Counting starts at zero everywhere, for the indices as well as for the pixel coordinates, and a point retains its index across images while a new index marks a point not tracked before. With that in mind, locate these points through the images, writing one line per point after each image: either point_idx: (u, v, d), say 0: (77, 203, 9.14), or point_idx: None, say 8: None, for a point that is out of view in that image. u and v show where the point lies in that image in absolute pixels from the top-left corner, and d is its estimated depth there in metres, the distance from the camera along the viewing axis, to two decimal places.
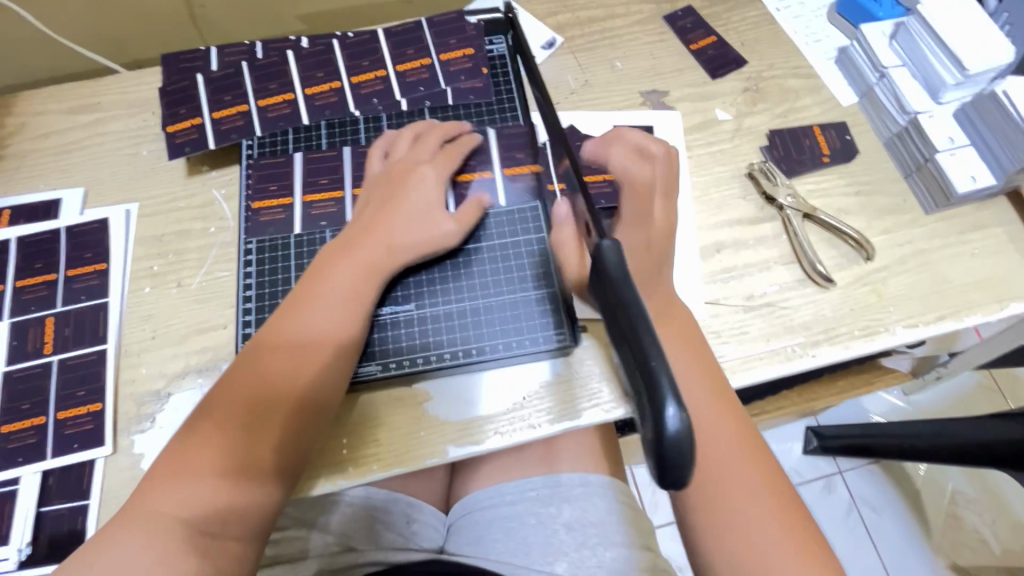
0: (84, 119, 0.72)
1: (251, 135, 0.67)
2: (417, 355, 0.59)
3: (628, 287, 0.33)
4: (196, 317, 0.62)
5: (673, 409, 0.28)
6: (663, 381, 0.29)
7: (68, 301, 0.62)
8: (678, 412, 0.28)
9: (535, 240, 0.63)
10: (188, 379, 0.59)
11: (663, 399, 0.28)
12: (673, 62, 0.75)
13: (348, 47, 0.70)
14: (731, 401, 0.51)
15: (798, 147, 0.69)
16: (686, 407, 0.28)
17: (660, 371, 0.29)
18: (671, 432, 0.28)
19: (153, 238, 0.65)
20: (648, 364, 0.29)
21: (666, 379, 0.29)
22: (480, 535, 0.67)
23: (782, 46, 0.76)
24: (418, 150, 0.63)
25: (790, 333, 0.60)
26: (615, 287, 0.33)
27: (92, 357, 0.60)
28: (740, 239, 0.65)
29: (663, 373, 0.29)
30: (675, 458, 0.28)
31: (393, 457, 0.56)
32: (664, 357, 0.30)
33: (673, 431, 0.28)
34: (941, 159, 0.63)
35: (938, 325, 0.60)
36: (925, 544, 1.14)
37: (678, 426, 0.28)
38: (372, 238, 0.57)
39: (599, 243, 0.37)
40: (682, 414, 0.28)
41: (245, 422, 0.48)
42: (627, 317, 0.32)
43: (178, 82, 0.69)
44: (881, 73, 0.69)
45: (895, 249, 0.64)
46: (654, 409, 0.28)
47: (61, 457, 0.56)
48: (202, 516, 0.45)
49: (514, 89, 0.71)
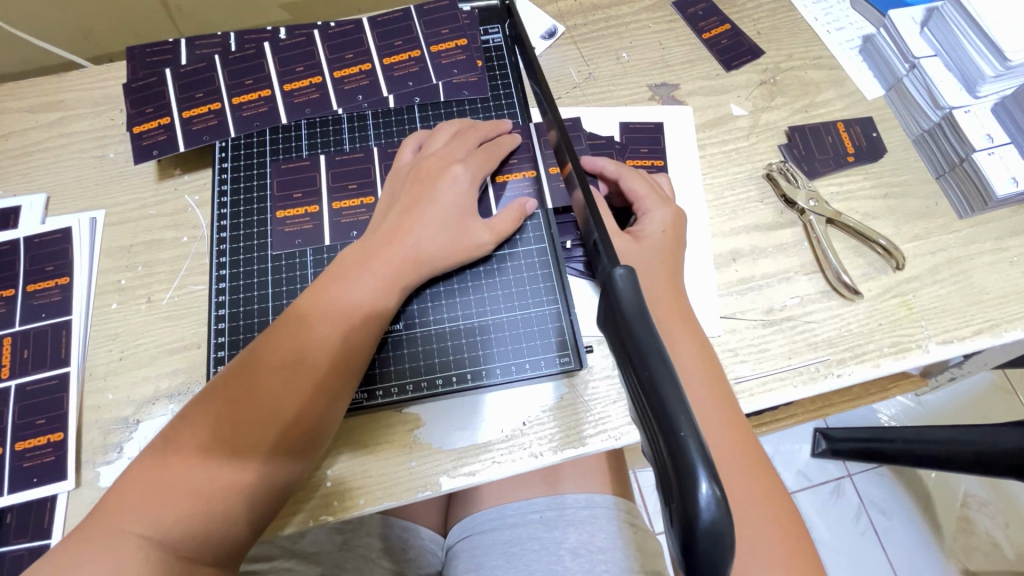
0: (48, 118, 0.66)
1: (225, 136, 0.61)
2: (406, 381, 0.54)
3: (646, 332, 0.31)
4: (168, 336, 0.57)
5: (706, 485, 0.26)
6: (693, 452, 0.26)
7: (27, 320, 0.57)
8: (713, 488, 0.26)
9: (535, 252, 0.58)
10: (159, 405, 0.54)
11: (697, 472, 0.26)
12: (683, 53, 0.69)
13: (330, 38, 0.65)
14: (740, 423, 0.46)
15: (820, 144, 0.64)
16: (720, 483, 0.26)
17: (690, 440, 0.26)
18: (702, 511, 0.25)
19: (121, 249, 0.60)
20: (677, 432, 0.27)
21: (697, 449, 0.26)
22: (480, 561, 0.62)
23: (801, 35, 0.70)
24: (454, 147, 0.57)
25: (814, 351, 0.55)
26: (632, 332, 0.31)
27: (54, 382, 0.55)
28: (758, 247, 0.60)
29: (695, 443, 0.26)
30: (708, 543, 0.25)
31: (381, 491, 0.51)
32: (691, 420, 0.27)
33: (705, 510, 0.25)
34: (978, 158, 0.58)
35: (974, 341, 0.55)
36: (936, 550, 1.09)
37: (711, 506, 0.25)
38: (396, 243, 0.51)
39: (612, 273, 0.34)
40: (717, 493, 0.26)
41: (240, 443, 0.44)
42: (646, 368, 0.29)
43: (145, 78, 0.63)
44: (911, 64, 0.63)
45: (928, 257, 0.59)
46: (687, 485, 0.26)
47: (20, 492, 0.51)
48: (177, 539, 0.41)
49: (512, 83, 0.65)
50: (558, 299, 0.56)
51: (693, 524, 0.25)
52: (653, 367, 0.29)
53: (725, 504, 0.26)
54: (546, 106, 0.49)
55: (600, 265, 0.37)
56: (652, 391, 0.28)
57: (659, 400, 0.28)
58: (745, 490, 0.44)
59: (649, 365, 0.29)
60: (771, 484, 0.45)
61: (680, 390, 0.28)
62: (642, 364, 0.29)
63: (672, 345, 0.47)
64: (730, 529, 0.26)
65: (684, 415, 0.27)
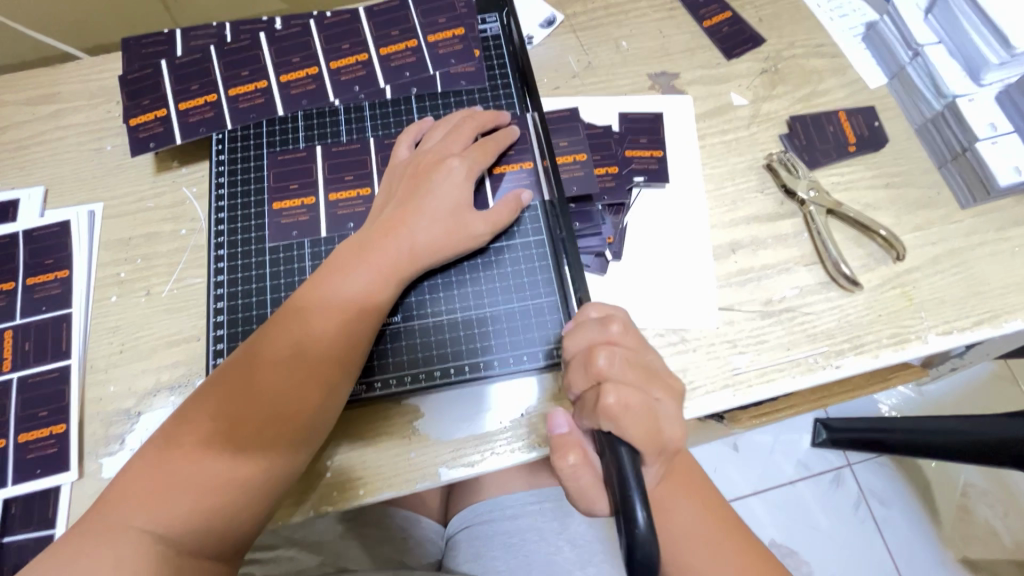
0: (44, 110, 0.66)
1: (221, 128, 0.61)
2: (404, 373, 0.54)
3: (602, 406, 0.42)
4: (167, 328, 0.57)
5: (642, 512, 0.37)
6: (634, 486, 0.38)
7: (27, 313, 0.57)
8: (645, 514, 0.37)
9: (534, 243, 0.57)
10: (160, 397, 0.55)
11: (636, 501, 0.37)
12: (684, 41, 0.68)
13: (326, 28, 0.64)
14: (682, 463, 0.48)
15: (821, 134, 0.63)
16: (651, 510, 0.37)
17: (632, 477, 0.39)
18: (640, 532, 0.36)
19: (120, 241, 0.60)
20: (626, 480, 0.38)
21: (636, 487, 0.38)
22: (479, 551, 0.63)
23: (804, 22, 0.69)
24: (450, 140, 0.56)
25: (812, 342, 0.55)
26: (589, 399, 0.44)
27: (55, 374, 0.55)
28: (758, 238, 0.60)
29: (633, 479, 0.39)
30: (644, 554, 0.36)
31: (380, 482, 0.52)
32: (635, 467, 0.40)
33: (642, 531, 0.36)
34: (981, 147, 0.57)
35: (975, 332, 0.55)
36: (934, 539, 1.10)
37: (645, 528, 0.36)
38: (392, 236, 0.51)
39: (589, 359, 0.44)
40: (650, 518, 0.37)
41: (240, 438, 0.44)
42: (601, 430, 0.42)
43: (140, 69, 0.63)
44: (915, 52, 0.62)
45: (929, 247, 0.59)
46: (629, 511, 0.37)
47: (25, 484, 0.52)
48: (177, 533, 0.41)
49: (509, 73, 0.64)
50: (556, 290, 0.56)
51: (633, 540, 0.36)
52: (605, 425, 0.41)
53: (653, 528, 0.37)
54: (569, 250, 0.56)
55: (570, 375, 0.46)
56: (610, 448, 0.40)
57: (614, 453, 0.40)
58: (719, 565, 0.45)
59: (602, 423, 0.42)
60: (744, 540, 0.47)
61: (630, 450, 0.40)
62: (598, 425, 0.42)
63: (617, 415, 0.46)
64: (657, 547, 0.36)
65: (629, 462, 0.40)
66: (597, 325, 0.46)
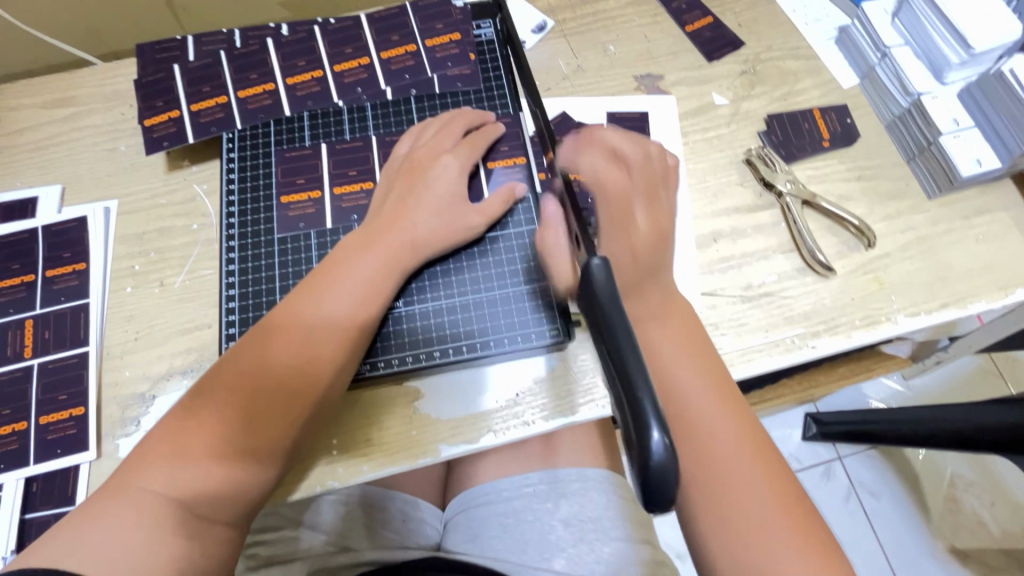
0: (61, 113, 0.70)
1: (231, 128, 0.64)
2: (405, 353, 0.57)
3: (614, 308, 0.33)
4: (180, 316, 0.60)
5: (657, 433, 0.28)
6: (646, 404, 0.29)
7: (47, 303, 0.60)
8: (663, 435, 0.28)
9: (527, 232, 0.61)
10: (173, 381, 0.58)
11: (649, 423, 0.28)
12: (668, 45, 0.72)
13: (330, 34, 0.68)
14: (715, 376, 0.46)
15: (797, 131, 0.67)
16: (669, 431, 0.29)
17: (644, 392, 0.29)
18: (655, 458, 0.28)
19: (134, 235, 0.63)
20: (637, 397, 0.29)
21: (649, 401, 0.29)
22: (477, 532, 0.66)
23: (780, 27, 0.73)
24: (447, 137, 0.60)
25: (790, 324, 0.59)
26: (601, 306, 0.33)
27: (74, 360, 0.58)
28: (738, 227, 0.63)
29: (645, 390, 0.29)
30: (656, 483, 0.28)
31: (384, 457, 0.55)
32: (645, 374, 0.30)
33: (658, 457, 0.28)
34: (945, 141, 0.61)
35: (942, 313, 0.59)
36: (921, 527, 1.13)
37: (662, 451, 0.28)
38: (395, 229, 0.55)
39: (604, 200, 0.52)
40: (667, 440, 0.28)
41: (254, 414, 0.48)
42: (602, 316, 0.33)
43: (154, 73, 0.66)
44: (883, 53, 0.67)
45: (898, 235, 0.62)
46: (641, 432, 0.28)
47: (45, 463, 0.55)
48: (191, 497, 0.44)
49: (502, 75, 0.68)
50: (548, 275, 0.60)
51: (645, 467, 0.28)
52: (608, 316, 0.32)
53: (672, 448, 0.28)
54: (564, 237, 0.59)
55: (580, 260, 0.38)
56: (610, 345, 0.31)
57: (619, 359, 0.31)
58: (712, 421, 0.44)
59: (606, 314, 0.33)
60: (734, 401, 0.46)
61: (638, 353, 0.31)
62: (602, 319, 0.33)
63: (646, 338, 0.47)
64: (676, 471, 0.28)
65: (640, 374, 0.30)
66: (639, 145, 0.54)
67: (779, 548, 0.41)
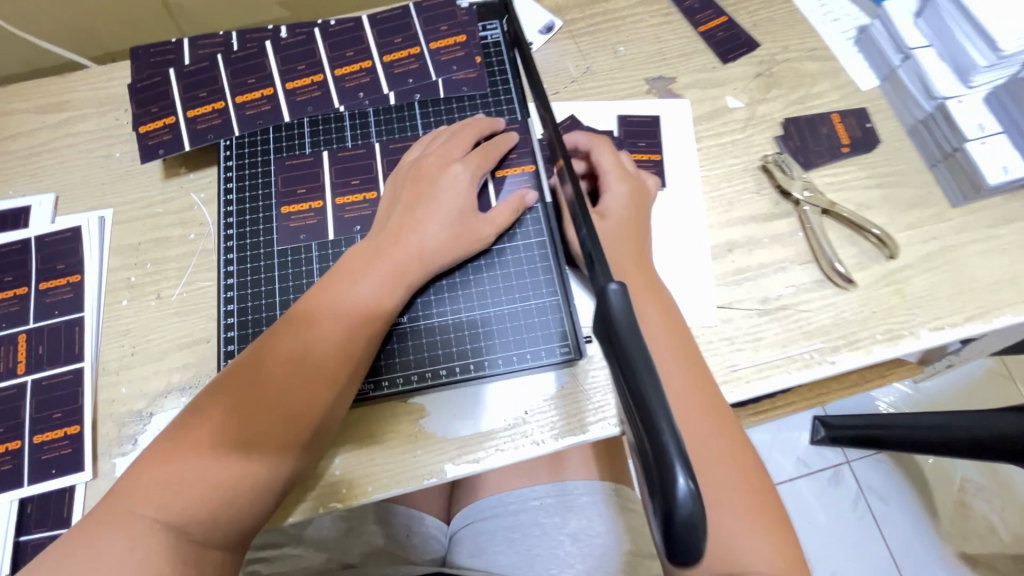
0: (55, 118, 0.67)
1: (229, 134, 0.62)
2: (410, 372, 0.55)
3: (633, 338, 0.31)
4: (177, 330, 0.58)
5: (683, 480, 0.26)
6: (671, 450, 0.27)
7: (40, 317, 0.59)
8: (689, 482, 0.26)
9: (535, 244, 0.59)
10: (171, 398, 0.56)
11: (675, 470, 0.26)
12: (680, 46, 0.70)
13: (330, 36, 0.65)
14: (704, 373, 0.49)
15: (815, 136, 0.65)
16: (696, 477, 0.27)
17: (667, 434, 0.27)
18: (681, 508, 0.26)
19: (130, 246, 0.62)
20: (661, 439, 0.27)
21: (673, 443, 0.27)
22: (483, 546, 0.64)
23: (797, 26, 0.71)
24: (454, 145, 0.58)
25: (808, 339, 0.57)
26: (618, 336, 0.31)
27: (68, 376, 0.56)
28: (754, 237, 0.61)
29: (669, 434, 0.27)
30: (683, 534, 0.26)
31: (388, 478, 0.53)
32: (667, 412, 0.28)
33: (683, 507, 0.26)
34: (971, 148, 0.59)
35: (966, 327, 0.57)
36: (932, 533, 1.11)
37: (688, 499, 0.26)
38: (400, 241, 0.52)
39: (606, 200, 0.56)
40: (693, 487, 0.26)
41: (254, 436, 0.46)
42: (621, 346, 0.31)
43: (149, 78, 0.64)
44: (905, 55, 0.64)
45: (921, 246, 0.60)
46: (665, 480, 0.26)
47: (39, 484, 0.53)
48: (186, 523, 0.43)
49: (510, 79, 0.65)
50: (558, 290, 0.58)
51: (670, 518, 0.26)
52: (627, 345, 0.30)
53: (699, 497, 0.27)
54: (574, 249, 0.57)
55: (591, 280, 0.36)
56: (630, 380, 0.29)
57: (640, 396, 0.29)
58: (693, 411, 0.46)
59: (624, 344, 0.30)
60: (711, 393, 0.48)
61: (660, 389, 0.29)
62: (620, 349, 0.30)
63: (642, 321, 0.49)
64: (704, 522, 0.27)
65: (663, 413, 0.28)
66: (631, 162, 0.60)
67: (740, 528, 0.43)
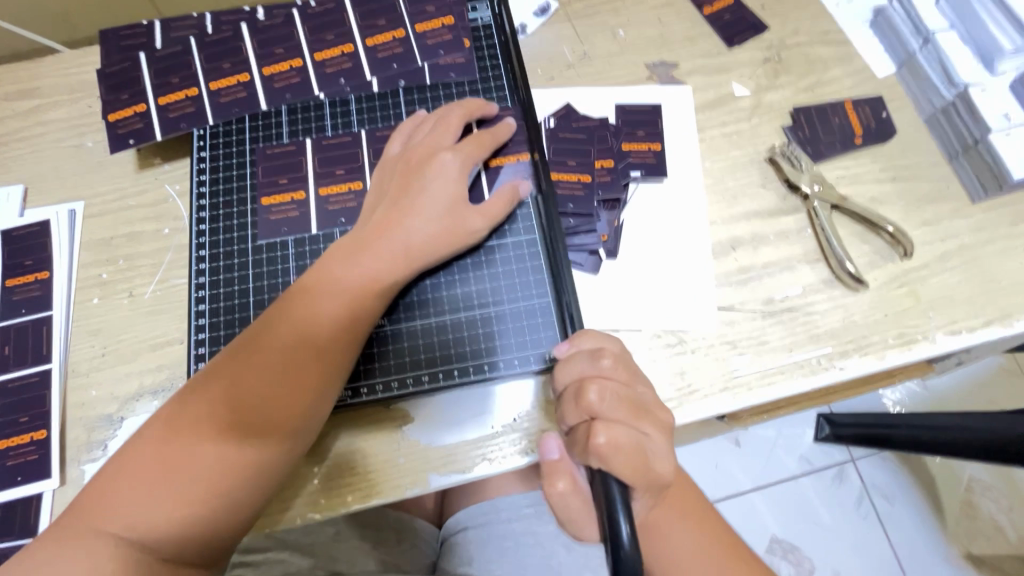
0: (23, 106, 0.64)
1: (203, 123, 0.59)
2: (391, 378, 0.52)
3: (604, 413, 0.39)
4: (150, 330, 0.55)
5: (625, 525, 0.35)
6: (617, 498, 0.36)
7: (7, 316, 0.56)
8: (628, 528, 0.35)
9: (525, 242, 0.55)
10: (143, 401, 0.53)
11: (619, 515, 0.35)
12: (683, 29, 0.66)
13: (310, 18, 0.62)
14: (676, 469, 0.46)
15: (826, 126, 0.61)
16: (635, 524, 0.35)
17: (615, 487, 0.37)
18: (624, 547, 0.34)
19: (103, 241, 0.59)
20: (609, 491, 0.36)
21: (620, 495, 0.36)
22: (473, 555, 0.61)
23: (808, 7, 0.66)
24: (443, 132, 0.54)
25: (815, 343, 0.53)
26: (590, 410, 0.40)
27: (35, 379, 0.54)
28: (759, 234, 0.58)
29: (618, 495, 0.36)
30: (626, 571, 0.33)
31: (370, 488, 0.51)
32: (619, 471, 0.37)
33: (626, 546, 0.34)
34: (994, 139, 0.55)
35: (984, 332, 0.53)
36: (938, 533, 1.08)
37: (630, 541, 0.34)
38: (386, 236, 0.49)
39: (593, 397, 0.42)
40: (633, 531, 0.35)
41: (228, 448, 0.42)
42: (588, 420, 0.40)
43: (119, 63, 0.61)
44: (925, 39, 0.60)
45: (937, 244, 0.56)
46: (612, 524, 0.35)
47: (5, 491, 0.51)
48: (153, 540, 0.40)
49: (501, 62, 0.61)
50: (549, 291, 0.54)
51: (615, 554, 0.34)
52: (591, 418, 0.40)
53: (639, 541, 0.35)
54: (561, 249, 0.54)
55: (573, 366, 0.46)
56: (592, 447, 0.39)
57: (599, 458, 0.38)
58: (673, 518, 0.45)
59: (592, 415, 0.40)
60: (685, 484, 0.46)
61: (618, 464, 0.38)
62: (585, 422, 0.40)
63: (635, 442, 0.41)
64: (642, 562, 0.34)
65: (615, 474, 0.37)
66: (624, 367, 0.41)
67: None
